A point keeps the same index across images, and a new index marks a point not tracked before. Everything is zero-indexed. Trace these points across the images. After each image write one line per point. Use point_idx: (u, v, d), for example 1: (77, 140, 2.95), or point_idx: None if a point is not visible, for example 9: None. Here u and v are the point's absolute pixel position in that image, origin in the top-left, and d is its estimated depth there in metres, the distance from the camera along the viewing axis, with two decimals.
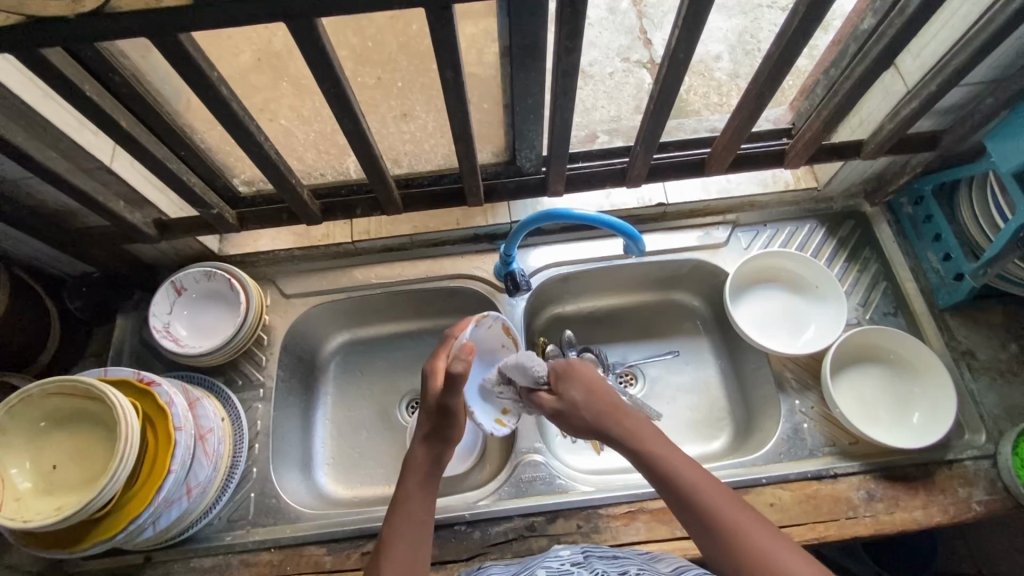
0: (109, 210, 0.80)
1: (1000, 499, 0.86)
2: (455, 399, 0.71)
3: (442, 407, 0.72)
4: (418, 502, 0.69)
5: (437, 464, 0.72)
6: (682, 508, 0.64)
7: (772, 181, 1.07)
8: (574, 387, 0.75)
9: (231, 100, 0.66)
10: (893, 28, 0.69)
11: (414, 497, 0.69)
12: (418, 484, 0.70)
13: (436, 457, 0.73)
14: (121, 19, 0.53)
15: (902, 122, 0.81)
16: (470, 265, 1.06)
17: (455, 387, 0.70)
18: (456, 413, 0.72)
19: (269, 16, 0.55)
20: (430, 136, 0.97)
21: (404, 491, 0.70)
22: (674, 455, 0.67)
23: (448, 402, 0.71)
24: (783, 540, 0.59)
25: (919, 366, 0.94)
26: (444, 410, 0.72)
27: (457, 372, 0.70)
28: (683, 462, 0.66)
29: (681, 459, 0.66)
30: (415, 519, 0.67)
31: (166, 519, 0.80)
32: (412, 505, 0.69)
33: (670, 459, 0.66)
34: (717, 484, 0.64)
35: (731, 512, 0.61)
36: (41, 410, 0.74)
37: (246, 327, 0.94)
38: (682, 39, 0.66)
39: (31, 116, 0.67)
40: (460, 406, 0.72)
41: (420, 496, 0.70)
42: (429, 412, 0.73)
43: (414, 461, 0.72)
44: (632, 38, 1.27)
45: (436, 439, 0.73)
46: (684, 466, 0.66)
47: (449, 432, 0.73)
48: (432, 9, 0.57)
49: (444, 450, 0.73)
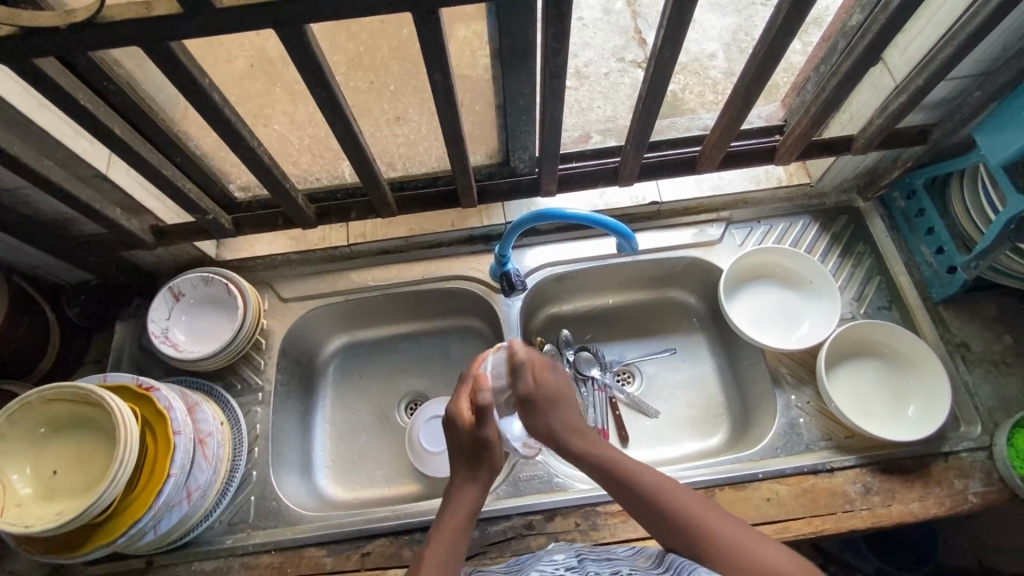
0: (106, 217, 0.81)
1: (996, 490, 0.86)
2: (489, 429, 0.74)
3: (477, 440, 0.74)
4: (461, 530, 0.70)
5: (481, 495, 0.74)
6: (648, 517, 0.69)
7: (765, 177, 1.07)
8: (551, 384, 0.79)
9: (223, 106, 0.67)
10: (877, 23, 0.69)
11: (457, 529, 0.70)
12: (463, 517, 0.71)
13: (481, 489, 0.74)
14: (112, 28, 0.54)
15: (891, 117, 0.81)
16: (466, 267, 1.06)
17: (488, 418, 0.73)
18: (492, 443, 0.74)
19: (258, 21, 0.56)
20: (424, 138, 0.99)
21: (447, 523, 0.71)
22: (631, 463, 0.73)
23: (482, 431, 0.74)
24: (750, 535, 0.65)
25: (913, 358, 0.95)
26: (478, 442, 0.74)
27: (484, 403, 0.73)
28: (645, 470, 0.72)
29: (644, 469, 0.73)
30: (452, 551, 0.68)
31: (167, 523, 0.81)
32: (452, 537, 0.69)
33: (634, 466, 0.73)
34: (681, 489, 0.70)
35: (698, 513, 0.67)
36: (40, 416, 0.75)
37: (244, 332, 0.95)
38: (668, 38, 0.67)
39: (27, 125, 0.68)
40: (495, 436, 0.74)
41: (464, 528, 0.71)
42: (465, 447, 0.75)
43: (458, 496, 0.73)
44: (627, 38, 1.29)
45: (478, 471, 0.75)
46: (647, 474, 0.72)
47: (488, 461, 0.75)
48: (419, 13, 0.58)
49: (484, 484, 0.74)
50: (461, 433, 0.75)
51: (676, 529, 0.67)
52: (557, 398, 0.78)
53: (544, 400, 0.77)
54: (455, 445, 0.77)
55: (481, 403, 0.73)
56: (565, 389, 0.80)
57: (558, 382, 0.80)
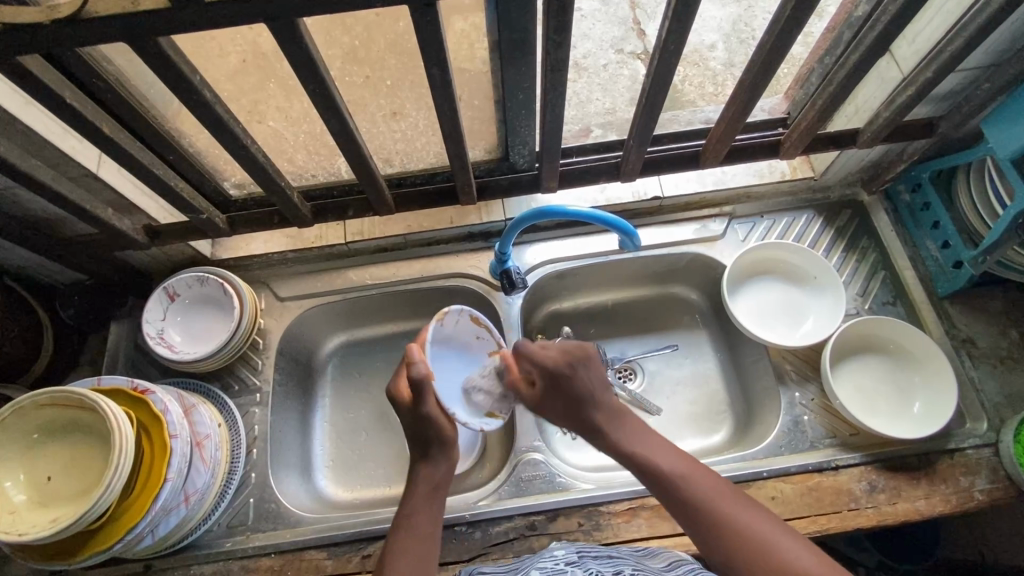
0: (97, 217, 0.79)
1: (1002, 487, 0.86)
2: (428, 405, 0.68)
3: (417, 417, 0.69)
4: (425, 511, 0.67)
5: (441, 473, 0.70)
6: (671, 503, 0.65)
7: (768, 171, 1.06)
8: (562, 393, 0.72)
9: (215, 103, 0.65)
10: (886, 14, 0.68)
11: (419, 511, 0.67)
12: (425, 495, 0.68)
13: (439, 468, 0.70)
14: (97, 24, 0.52)
15: (898, 110, 0.80)
16: (465, 265, 1.05)
17: (422, 392, 0.68)
18: (434, 419, 0.69)
19: (249, 16, 0.54)
20: (421, 134, 0.97)
21: (411, 504, 0.68)
22: (654, 447, 0.70)
23: (424, 407, 0.69)
24: (780, 529, 0.62)
25: (919, 355, 0.94)
26: (421, 419, 0.69)
27: (418, 377, 0.68)
28: (667, 453, 0.69)
29: (665, 453, 0.69)
30: (420, 536, 0.65)
31: (165, 527, 0.79)
32: (416, 519, 0.67)
33: (655, 454, 0.69)
34: (702, 472, 0.67)
35: (723, 502, 0.64)
36: (33, 421, 0.73)
37: (241, 332, 0.94)
38: (673, 30, 0.65)
39: (14, 124, 0.66)
40: (436, 411, 0.69)
41: (427, 507, 0.67)
42: (411, 426, 0.71)
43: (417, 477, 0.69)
44: (626, 29, 1.26)
45: (431, 449, 0.70)
46: (668, 456, 0.68)
47: (437, 437, 0.70)
48: (417, 6, 0.56)
49: (440, 459, 0.70)
50: (404, 409, 0.71)
51: (699, 518, 0.63)
52: (568, 404, 0.72)
53: (555, 407, 0.73)
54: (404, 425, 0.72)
55: (412, 376, 0.68)
56: (581, 387, 0.72)
57: (566, 388, 0.72)
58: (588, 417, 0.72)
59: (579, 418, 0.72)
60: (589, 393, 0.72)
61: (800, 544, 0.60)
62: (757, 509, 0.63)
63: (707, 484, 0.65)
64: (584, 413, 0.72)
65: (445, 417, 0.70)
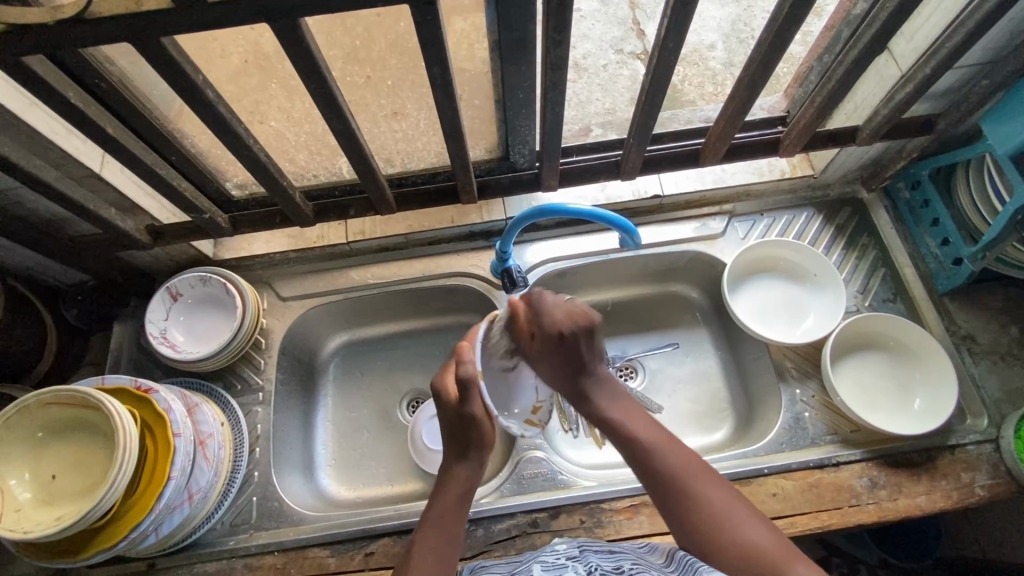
0: (100, 217, 0.79)
1: (1003, 482, 0.86)
2: (474, 406, 0.65)
3: (462, 418, 0.67)
4: (456, 513, 0.66)
5: (473, 475, 0.69)
6: (635, 466, 0.67)
7: (767, 169, 1.06)
8: (558, 353, 0.70)
9: (217, 103, 0.65)
10: (884, 11, 0.68)
11: (450, 512, 0.66)
12: (456, 498, 0.67)
13: (472, 469, 0.69)
14: (101, 25, 0.53)
15: (896, 107, 0.80)
16: (467, 264, 1.05)
17: (470, 393, 0.65)
18: (477, 420, 0.66)
19: (252, 16, 0.54)
20: (422, 134, 0.97)
21: (439, 504, 0.67)
22: (632, 416, 0.70)
23: (468, 408, 0.66)
24: (738, 504, 0.62)
25: (919, 351, 0.94)
26: (464, 420, 0.66)
27: (468, 376, 0.65)
28: (643, 422, 0.69)
29: (643, 423, 0.69)
30: (449, 536, 0.65)
31: (168, 526, 0.80)
32: (444, 519, 0.66)
33: (632, 423, 0.69)
34: (673, 443, 0.67)
35: (685, 474, 0.65)
36: (38, 420, 0.73)
37: (243, 331, 0.94)
38: (672, 28, 0.65)
39: (18, 125, 0.67)
40: (482, 413, 0.66)
41: (457, 509, 0.67)
42: (453, 425, 0.69)
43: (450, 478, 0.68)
44: (625, 29, 1.27)
45: (469, 450, 0.69)
46: (643, 426, 0.69)
47: (477, 439, 0.68)
48: (417, 5, 0.57)
49: (477, 459, 0.69)
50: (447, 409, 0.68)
51: (657, 482, 0.65)
52: (560, 368, 0.70)
53: (549, 367, 0.70)
54: (444, 424, 0.70)
55: (463, 374, 0.65)
56: (579, 354, 0.70)
57: (564, 352, 0.70)
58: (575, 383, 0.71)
59: (566, 379, 0.71)
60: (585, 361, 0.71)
61: (754, 521, 0.61)
62: (724, 486, 0.64)
63: (681, 457, 0.66)
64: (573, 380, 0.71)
65: (489, 421, 0.67)
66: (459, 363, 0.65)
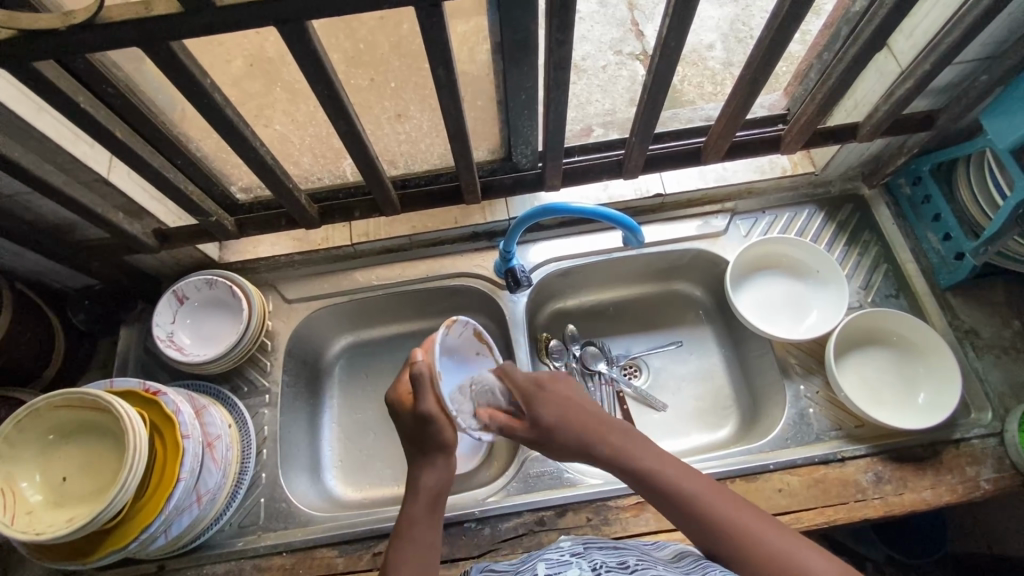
0: (108, 221, 0.80)
1: (1008, 476, 0.86)
2: (427, 402, 0.71)
3: (417, 417, 0.71)
4: (424, 519, 0.68)
5: (440, 479, 0.71)
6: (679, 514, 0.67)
7: (769, 167, 1.07)
8: (550, 406, 0.75)
9: (225, 106, 0.66)
10: (884, 8, 0.69)
11: (421, 519, 0.68)
12: (423, 505, 0.70)
13: (439, 473, 0.71)
14: (110, 30, 0.54)
15: (897, 103, 0.81)
16: (471, 264, 1.06)
17: (422, 389, 0.71)
18: (432, 417, 0.70)
19: (259, 19, 0.55)
20: (425, 136, 0.99)
21: (408, 511, 0.69)
22: (662, 461, 0.70)
23: (423, 406, 0.71)
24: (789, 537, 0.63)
25: (922, 346, 0.94)
26: (420, 419, 0.71)
27: (422, 373, 0.71)
28: (673, 466, 0.70)
29: (674, 469, 0.69)
30: (422, 542, 0.67)
31: (177, 527, 0.80)
32: (417, 529, 0.68)
33: (665, 469, 0.69)
34: (710, 485, 0.68)
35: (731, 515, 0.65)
36: (49, 423, 0.74)
37: (249, 334, 0.95)
38: (673, 28, 0.66)
39: (28, 130, 0.68)
40: (436, 408, 0.71)
41: (426, 514, 0.69)
42: (413, 428, 0.73)
43: (418, 484, 0.71)
44: (624, 31, 1.28)
45: (431, 454, 0.72)
46: (674, 470, 0.69)
47: (437, 440, 0.71)
48: (422, 6, 0.57)
49: (440, 461, 0.72)
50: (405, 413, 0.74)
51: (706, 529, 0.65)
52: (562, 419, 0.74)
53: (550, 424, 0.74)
54: (405, 429, 0.74)
55: (415, 371, 0.71)
56: (565, 398, 0.76)
57: (554, 401, 0.76)
58: (573, 440, 0.74)
59: (570, 442, 0.74)
60: (567, 409, 0.75)
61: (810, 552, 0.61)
62: (764, 518, 0.65)
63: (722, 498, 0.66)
64: (567, 438, 0.74)
65: (446, 417, 0.71)
66: (411, 364, 0.72)
